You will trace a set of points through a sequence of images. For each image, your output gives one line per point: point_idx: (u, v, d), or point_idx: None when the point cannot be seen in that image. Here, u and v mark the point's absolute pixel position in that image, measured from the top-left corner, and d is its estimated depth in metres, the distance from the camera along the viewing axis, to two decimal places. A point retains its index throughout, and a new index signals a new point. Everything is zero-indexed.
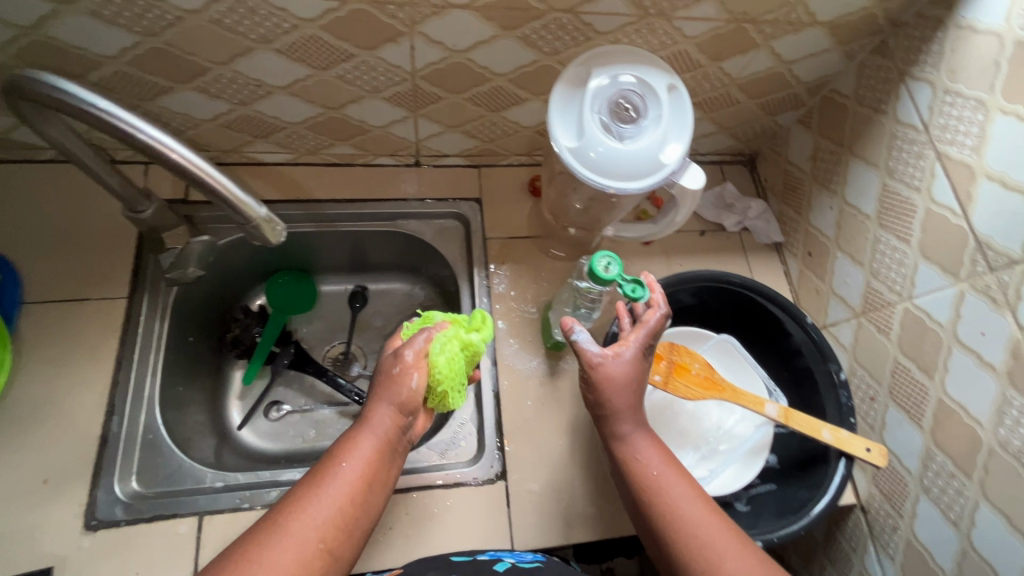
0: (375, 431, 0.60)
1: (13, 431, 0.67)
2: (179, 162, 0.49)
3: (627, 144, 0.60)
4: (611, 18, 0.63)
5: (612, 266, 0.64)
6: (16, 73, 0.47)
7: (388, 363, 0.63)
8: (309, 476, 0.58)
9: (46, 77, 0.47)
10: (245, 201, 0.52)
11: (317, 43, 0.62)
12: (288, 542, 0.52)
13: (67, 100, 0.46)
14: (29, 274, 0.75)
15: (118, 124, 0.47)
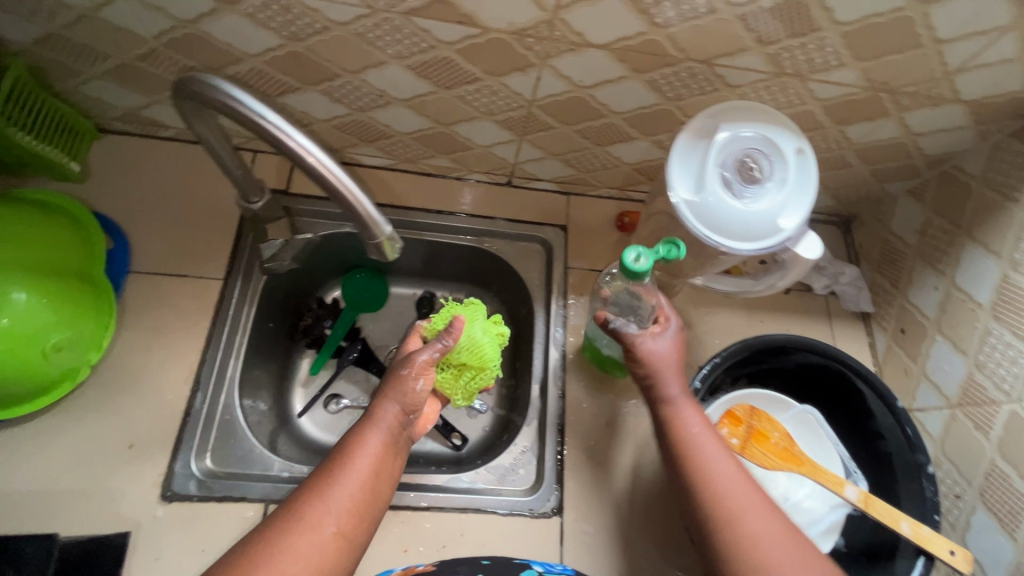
0: (381, 423, 0.60)
1: (109, 394, 0.71)
2: (316, 167, 0.48)
3: (747, 204, 0.59)
4: (745, 73, 0.62)
5: (643, 258, 0.58)
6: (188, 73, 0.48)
7: (398, 363, 0.65)
8: (320, 470, 0.58)
9: (214, 79, 0.47)
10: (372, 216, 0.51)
11: (448, 65, 0.63)
12: (302, 533, 0.52)
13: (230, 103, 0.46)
14: (138, 245, 0.79)
15: (272, 130, 0.47)
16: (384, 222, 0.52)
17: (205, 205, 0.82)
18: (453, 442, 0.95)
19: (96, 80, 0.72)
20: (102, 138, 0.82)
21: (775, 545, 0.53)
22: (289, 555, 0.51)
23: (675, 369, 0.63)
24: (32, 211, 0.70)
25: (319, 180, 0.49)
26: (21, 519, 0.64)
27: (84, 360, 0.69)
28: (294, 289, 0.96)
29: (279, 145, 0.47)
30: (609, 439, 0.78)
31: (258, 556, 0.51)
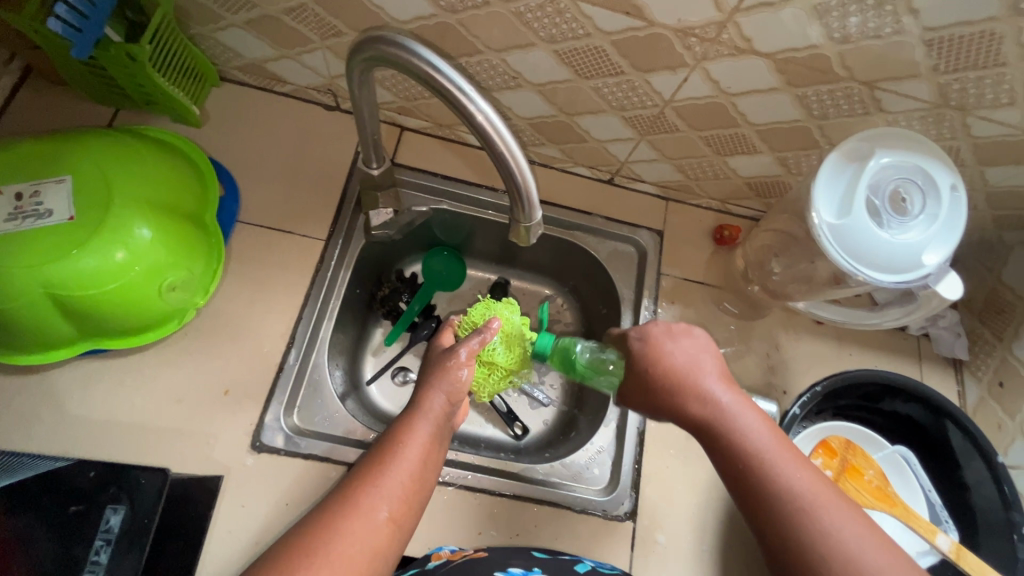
0: (429, 413, 0.60)
1: (209, 339, 0.72)
2: (482, 124, 0.46)
3: (895, 235, 0.57)
4: (905, 100, 0.59)
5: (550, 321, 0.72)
6: (378, 31, 0.47)
7: (441, 356, 0.65)
8: (369, 457, 0.57)
9: (403, 39, 0.46)
10: (529, 193, 0.49)
11: (597, 54, 0.62)
12: (357, 516, 0.52)
13: (420, 63, 0.45)
14: (247, 195, 0.79)
15: (455, 95, 0.46)
16: (537, 203, 0.50)
17: (313, 164, 0.82)
18: (514, 431, 0.94)
19: (233, 28, 0.72)
20: (221, 86, 0.83)
21: (868, 545, 0.45)
22: (346, 538, 0.50)
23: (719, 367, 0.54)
24: (158, 151, 0.71)
25: (485, 143, 0.47)
26: (120, 450, 0.65)
27: (192, 302, 0.70)
28: (377, 259, 0.96)
29: (455, 106, 0.46)
30: (688, 452, 0.77)
31: (316, 538, 0.50)
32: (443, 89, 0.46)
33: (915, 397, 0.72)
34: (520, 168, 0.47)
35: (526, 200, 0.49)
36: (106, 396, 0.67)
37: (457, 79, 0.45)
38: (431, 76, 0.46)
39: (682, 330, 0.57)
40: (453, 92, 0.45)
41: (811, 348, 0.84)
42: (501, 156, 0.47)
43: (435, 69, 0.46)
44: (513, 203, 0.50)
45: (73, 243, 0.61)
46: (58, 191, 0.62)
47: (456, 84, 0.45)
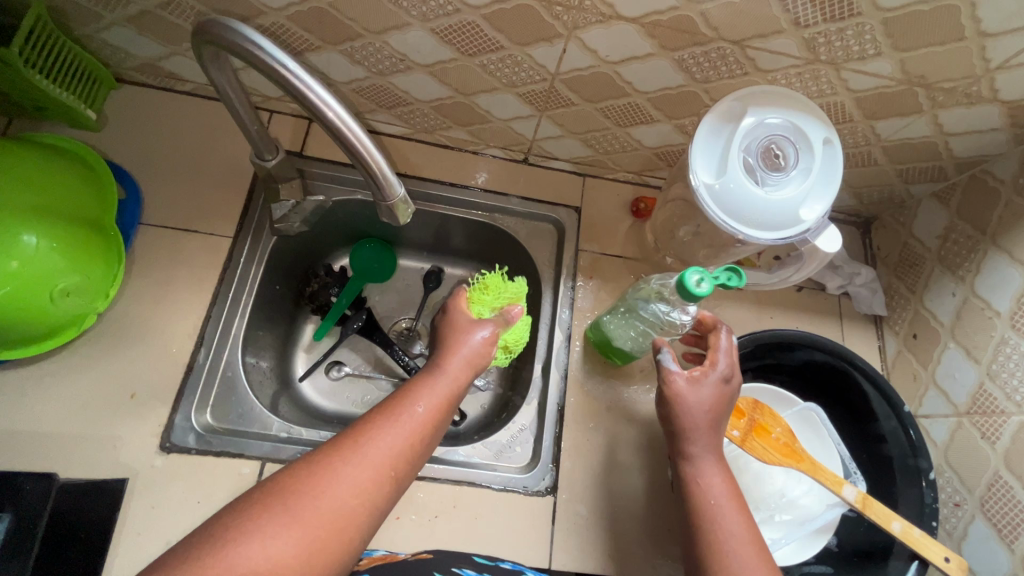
0: (447, 373, 0.60)
1: (114, 343, 0.71)
2: (321, 110, 0.47)
3: (770, 192, 0.57)
4: (778, 58, 0.60)
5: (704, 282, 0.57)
6: (214, 18, 0.47)
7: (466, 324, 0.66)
8: (381, 406, 0.56)
9: (238, 26, 0.47)
10: (383, 172, 0.50)
11: (473, 30, 0.62)
12: (363, 457, 0.50)
13: (256, 53, 0.46)
14: (149, 197, 0.78)
15: (294, 82, 0.47)
16: (395, 181, 0.52)
17: (219, 162, 0.81)
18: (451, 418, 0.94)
19: (115, 26, 0.71)
20: (119, 88, 0.82)
21: None
22: (347, 478, 0.48)
23: (705, 423, 0.60)
24: (45, 157, 0.70)
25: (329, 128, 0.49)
26: (23, 459, 0.65)
27: (92, 307, 0.70)
28: (302, 254, 0.95)
29: (295, 93, 0.47)
30: (609, 424, 0.77)
31: (316, 473, 0.48)
32: (279, 76, 0.47)
33: (825, 354, 0.73)
34: (367, 149, 0.49)
35: (381, 180, 0.50)
36: (7, 407, 0.66)
37: (293, 67, 0.47)
38: (267, 64, 0.47)
39: (701, 376, 0.61)
40: (289, 78, 0.47)
41: (731, 314, 0.85)
42: (346, 139, 0.48)
43: (269, 56, 0.47)
44: (372, 187, 0.52)
45: None
46: None
47: (292, 71, 0.47)
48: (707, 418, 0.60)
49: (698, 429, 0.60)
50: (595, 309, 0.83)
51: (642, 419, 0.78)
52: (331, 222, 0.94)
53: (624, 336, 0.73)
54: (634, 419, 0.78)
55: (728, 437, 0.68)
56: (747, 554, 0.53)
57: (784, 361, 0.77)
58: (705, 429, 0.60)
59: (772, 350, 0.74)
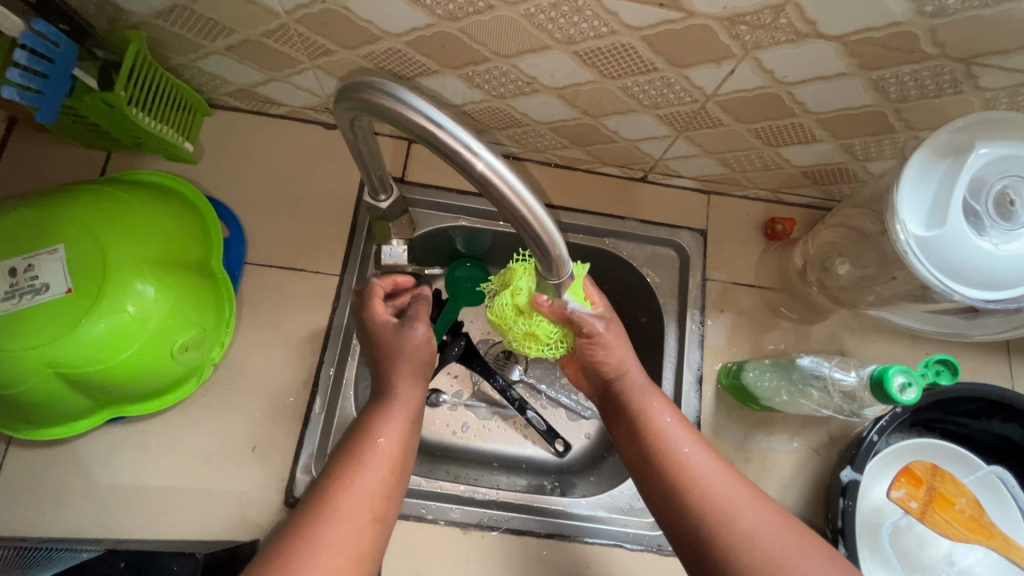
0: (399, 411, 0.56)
1: (230, 393, 0.68)
2: (484, 174, 0.39)
3: (998, 245, 0.47)
4: (1010, 75, 0.48)
5: (912, 388, 0.46)
6: (365, 77, 0.40)
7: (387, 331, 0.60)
8: (338, 456, 0.53)
9: (395, 88, 0.39)
10: (551, 233, 0.42)
11: (625, 53, 0.53)
12: (336, 527, 0.47)
13: (415, 120, 0.38)
14: (253, 234, 0.74)
15: (458, 150, 0.38)
16: (563, 240, 0.43)
17: (319, 192, 0.76)
18: (556, 449, 0.89)
19: (214, 55, 0.65)
20: (212, 115, 0.77)
21: (773, 535, 0.49)
22: (329, 544, 0.46)
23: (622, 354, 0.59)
24: (151, 200, 0.66)
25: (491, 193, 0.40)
26: (155, 517, 0.64)
27: (208, 358, 0.67)
28: None
29: (453, 158, 0.39)
30: (749, 476, 0.71)
31: (298, 549, 0.46)
32: (433, 141, 0.38)
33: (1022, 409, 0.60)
34: (534, 211, 0.40)
35: (549, 243, 0.42)
36: (134, 462, 0.65)
37: (451, 126, 0.38)
38: (421, 127, 0.38)
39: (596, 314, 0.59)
40: (446, 142, 0.38)
41: (884, 350, 0.75)
42: (508, 201, 0.40)
43: (426, 119, 0.38)
44: (535, 250, 0.43)
45: (74, 316, 0.57)
46: (51, 263, 0.58)
47: (451, 133, 0.38)
48: (643, 386, 0.59)
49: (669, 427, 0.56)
50: (727, 347, 0.75)
51: (785, 471, 0.71)
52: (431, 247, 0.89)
53: (773, 392, 0.65)
54: (776, 472, 0.71)
55: (904, 507, 0.62)
56: (733, 493, 0.51)
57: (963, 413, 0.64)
58: (677, 427, 0.56)
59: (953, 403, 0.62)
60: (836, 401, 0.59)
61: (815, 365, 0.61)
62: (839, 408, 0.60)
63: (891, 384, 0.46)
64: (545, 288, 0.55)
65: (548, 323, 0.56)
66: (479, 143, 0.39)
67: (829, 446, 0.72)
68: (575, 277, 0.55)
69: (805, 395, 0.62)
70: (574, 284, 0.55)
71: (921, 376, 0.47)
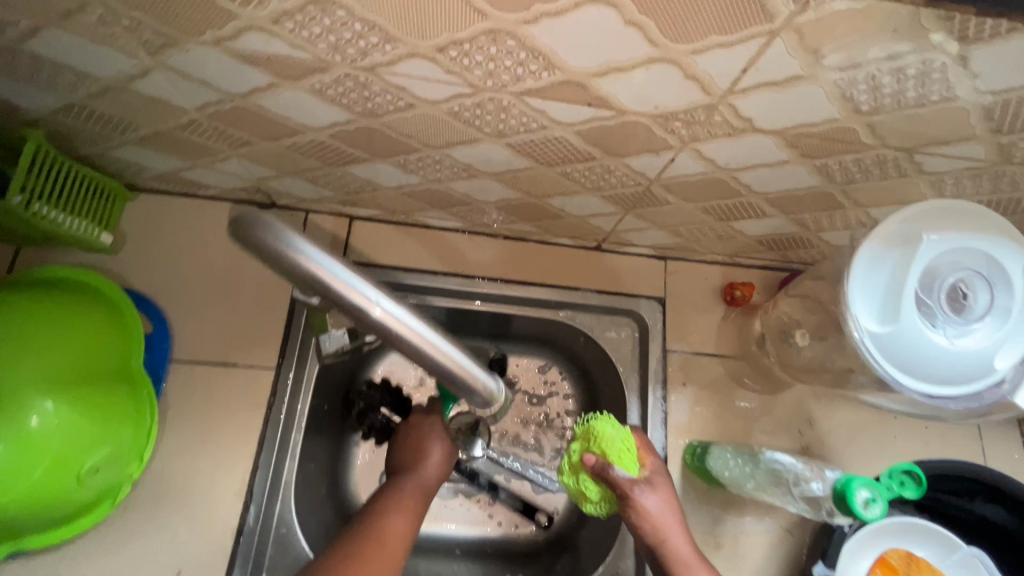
0: (414, 486, 0.64)
1: (151, 510, 0.62)
2: (383, 321, 0.35)
3: (954, 339, 0.45)
4: (954, 162, 0.47)
5: (876, 504, 0.43)
6: (248, 211, 0.34)
7: (412, 437, 0.68)
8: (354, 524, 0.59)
9: (284, 230, 0.34)
10: (469, 370, 0.38)
11: (560, 145, 0.50)
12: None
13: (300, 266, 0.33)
14: (179, 328, 0.68)
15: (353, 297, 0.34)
16: (482, 372, 0.40)
17: (252, 277, 0.71)
18: (539, 522, 0.84)
19: (126, 146, 0.60)
20: (134, 199, 0.72)
21: None
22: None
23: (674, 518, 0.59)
24: (59, 303, 0.61)
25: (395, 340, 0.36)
26: None
27: (126, 475, 0.60)
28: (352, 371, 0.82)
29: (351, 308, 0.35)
30: (722, 564, 0.67)
31: None
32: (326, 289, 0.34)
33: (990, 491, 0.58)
34: (444, 351, 0.37)
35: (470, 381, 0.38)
36: None
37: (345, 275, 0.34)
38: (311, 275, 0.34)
39: (652, 483, 0.59)
40: (343, 293, 0.34)
41: (852, 418, 0.72)
42: (417, 347, 0.36)
43: (317, 268, 0.34)
44: (452, 386, 0.40)
45: None
46: None
47: (350, 285, 0.34)
48: (691, 559, 0.58)
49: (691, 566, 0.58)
50: (692, 423, 0.72)
51: (760, 555, 0.68)
52: None
53: (737, 479, 0.62)
54: (749, 557, 0.67)
55: None
56: None
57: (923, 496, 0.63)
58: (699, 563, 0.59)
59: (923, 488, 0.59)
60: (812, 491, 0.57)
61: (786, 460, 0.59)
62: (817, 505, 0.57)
63: (852, 506, 0.43)
64: (594, 450, 0.58)
65: (596, 483, 0.58)
66: (376, 290, 0.35)
67: (802, 526, 0.68)
68: (620, 443, 0.58)
69: (767, 484, 0.60)
70: (619, 449, 0.58)
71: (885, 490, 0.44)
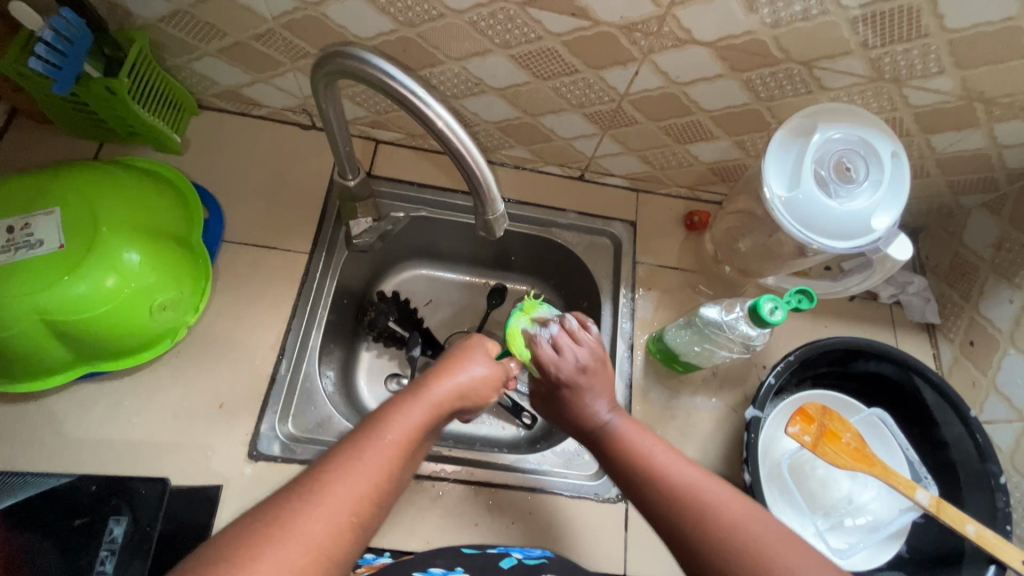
0: (427, 398, 0.56)
1: (201, 353, 0.74)
2: (440, 128, 0.50)
3: (844, 203, 0.60)
4: (842, 77, 0.63)
5: (779, 310, 0.59)
6: (346, 48, 0.50)
7: (450, 357, 0.64)
8: (356, 428, 0.51)
9: (374, 58, 0.50)
10: (490, 186, 0.54)
11: (552, 56, 0.66)
12: (328, 497, 0.44)
13: (387, 80, 0.49)
14: (230, 216, 0.82)
15: (421, 107, 0.49)
16: (498, 194, 0.55)
17: (293, 181, 0.85)
18: (523, 422, 0.93)
19: (207, 57, 0.76)
20: (199, 114, 0.86)
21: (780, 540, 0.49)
22: (312, 518, 0.42)
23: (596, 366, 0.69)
24: (137, 179, 0.74)
25: (442, 142, 0.51)
26: (119, 466, 0.67)
27: (183, 321, 0.73)
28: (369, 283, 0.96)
29: (409, 109, 0.50)
30: (677, 432, 0.79)
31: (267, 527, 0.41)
32: (404, 99, 0.50)
33: (876, 356, 0.75)
34: (477, 162, 0.52)
35: (490, 194, 0.54)
36: (105, 417, 0.69)
37: (413, 86, 0.49)
38: (393, 88, 0.49)
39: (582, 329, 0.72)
40: (415, 102, 0.49)
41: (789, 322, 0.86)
42: (460, 155, 0.51)
43: (399, 82, 0.49)
44: (476, 199, 0.55)
45: (63, 270, 0.64)
46: (48, 222, 0.65)
47: (420, 96, 0.49)
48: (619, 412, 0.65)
49: (687, 475, 0.56)
50: (655, 319, 0.85)
51: (709, 427, 0.80)
52: (403, 247, 0.95)
53: (688, 346, 0.75)
54: (699, 428, 0.80)
55: (800, 441, 0.71)
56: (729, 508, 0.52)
57: (830, 368, 0.78)
58: (720, 485, 0.54)
59: (824, 356, 0.75)
60: (735, 335, 0.69)
61: (712, 314, 0.72)
62: (740, 345, 0.72)
63: (761, 310, 0.59)
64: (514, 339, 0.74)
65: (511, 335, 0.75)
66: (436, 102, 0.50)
67: (744, 404, 0.81)
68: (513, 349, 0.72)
69: (701, 339, 0.73)
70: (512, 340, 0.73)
71: (788, 303, 0.60)
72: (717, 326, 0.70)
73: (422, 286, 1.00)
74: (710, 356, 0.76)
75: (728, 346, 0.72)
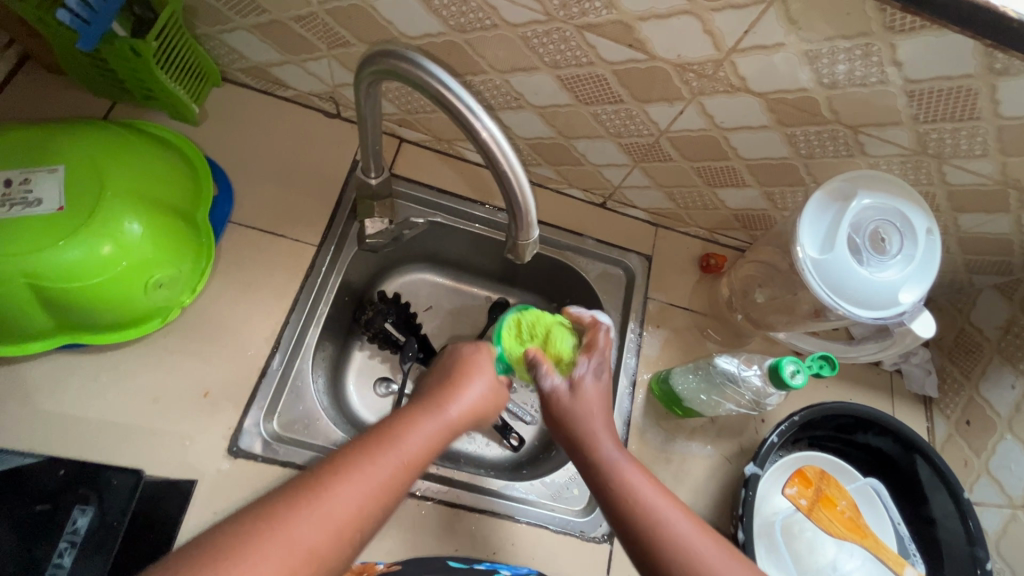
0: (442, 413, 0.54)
1: (191, 336, 0.71)
2: (486, 142, 0.48)
3: (874, 272, 0.60)
4: (886, 146, 0.63)
5: (800, 373, 0.62)
6: (398, 46, 0.48)
7: (461, 362, 0.60)
8: (358, 440, 0.48)
9: (425, 62, 0.47)
10: (528, 207, 0.52)
11: (598, 82, 0.64)
12: (319, 520, 0.42)
13: (436, 86, 0.47)
14: (239, 197, 0.78)
15: (469, 118, 0.47)
16: (535, 214, 0.53)
17: (310, 169, 0.82)
18: (510, 443, 0.89)
19: (241, 30, 0.73)
20: (221, 86, 0.83)
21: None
22: (301, 534, 0.41)
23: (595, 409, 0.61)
24: (149, 146, 0.70)
25: (485, 156, 0.49)
26: (89, 446, 0.63)
27: (177, 301, 0.69)
28: (371, 282, 0.92)
29: (459, 121, 0.48)
30: (671, 476, 0.77)
31: (253, 538, 0.40)
32: (451, 106, 0.47)
33: (878, 425, 0.74)
34: (519, 181, 0.50)
35: (526, 215, 0.52)
36: (82, 392, 0.66)
37: (463, 95, 0.47)
38: (441, 94, 0.47)
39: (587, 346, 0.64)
40: (462, 112, 0.47)
41: None
42: (502, 172, 0.49)
43: (447, 88, 0.47)
44: (511, 217, 0.53)
45: (58, 234, 0.60)
46: (49, 180, 0.62)
47: (469, 107, 0.47)
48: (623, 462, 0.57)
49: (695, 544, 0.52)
50: (659, 358, 0.84)
51: (704, 476, 0.78)
52: (412, 249, 0.92)
53: (694, 392, 0.74)
54: (693, 475, 0.77)
55: (796, 504, 0.72)
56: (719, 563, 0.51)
57: (831, 431, 0.78)
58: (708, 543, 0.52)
59: (827, 419, 0.75)
60: (750, 392, 0.70)
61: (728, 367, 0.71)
62: (748, 403, 0.73)
63: (785, 373, 0.62)
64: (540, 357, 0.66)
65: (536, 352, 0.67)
66: (485, 113, 0.47)
67: (740, 456, 0.79)
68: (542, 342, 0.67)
69: (710, 389, 0.73)
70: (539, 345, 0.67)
71: (808, 367, 0.63)
72: (732, 379, 0.70)
73: (423, 291, 0.97)
74: (708, 411, 0.75)
75: (734, 402, 0.73)
